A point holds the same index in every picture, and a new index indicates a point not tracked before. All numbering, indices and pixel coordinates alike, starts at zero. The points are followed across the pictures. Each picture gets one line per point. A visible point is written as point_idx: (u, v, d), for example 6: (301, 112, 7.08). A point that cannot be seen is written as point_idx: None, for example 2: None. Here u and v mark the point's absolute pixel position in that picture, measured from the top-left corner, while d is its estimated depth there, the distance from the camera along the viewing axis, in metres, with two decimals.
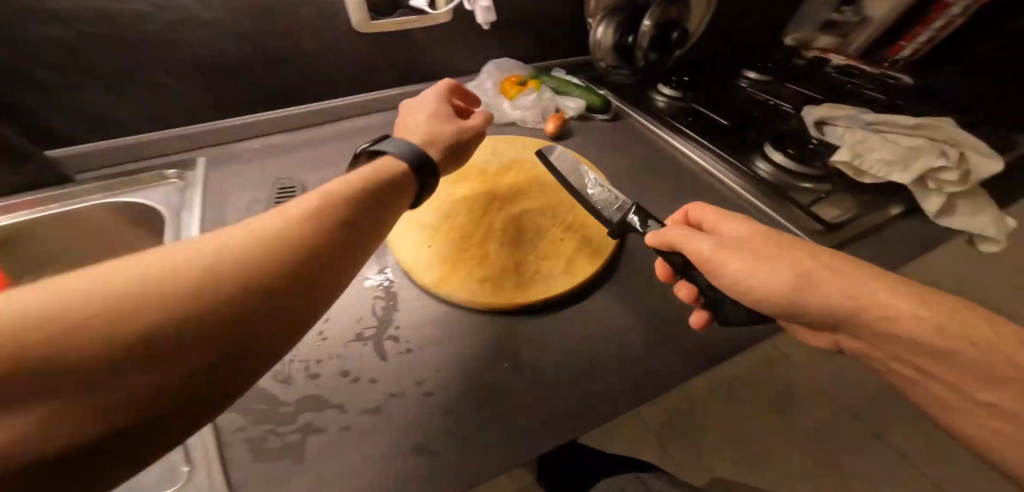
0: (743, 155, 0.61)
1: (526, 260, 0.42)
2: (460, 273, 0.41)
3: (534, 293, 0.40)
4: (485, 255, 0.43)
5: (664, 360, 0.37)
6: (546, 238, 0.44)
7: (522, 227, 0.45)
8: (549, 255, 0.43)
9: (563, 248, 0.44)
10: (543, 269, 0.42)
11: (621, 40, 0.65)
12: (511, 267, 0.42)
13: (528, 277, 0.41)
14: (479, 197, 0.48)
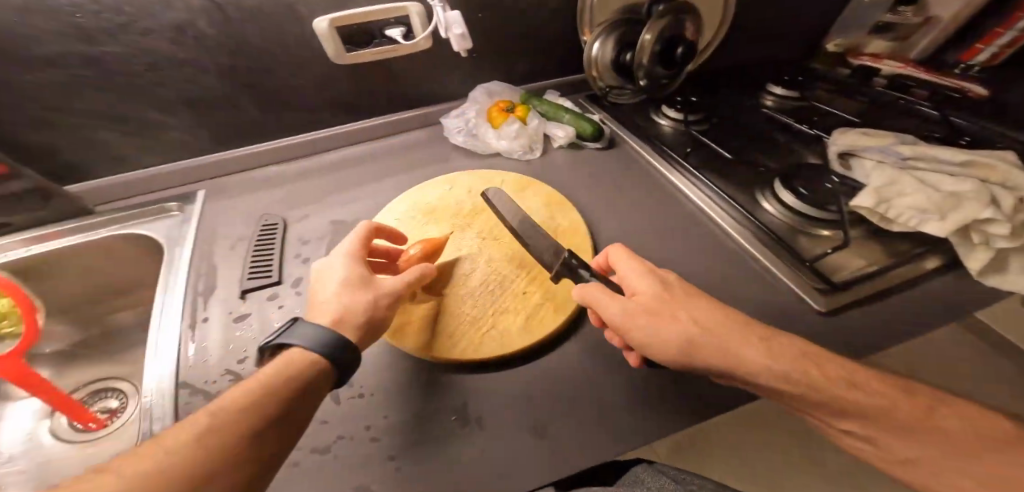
0: (749, 192, 0.55)
1: (484, 315, 0.41)
2: (415, 327, 0.41)
3: (484, 353, 0.38)
4: (442, 310, 0.42)
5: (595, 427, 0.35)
6: (508, 290, 0.43)
7: (486, 277, 0.45)
8: (508, 309, 0.41)
9: (523, 303, 0.42)
10: (498, 326, 0.40)
11: (619, 57, 0.61)
12: (466, 325, 0.40)
13: (480, 333, 0.40)
14: (449, 241, 0.48)
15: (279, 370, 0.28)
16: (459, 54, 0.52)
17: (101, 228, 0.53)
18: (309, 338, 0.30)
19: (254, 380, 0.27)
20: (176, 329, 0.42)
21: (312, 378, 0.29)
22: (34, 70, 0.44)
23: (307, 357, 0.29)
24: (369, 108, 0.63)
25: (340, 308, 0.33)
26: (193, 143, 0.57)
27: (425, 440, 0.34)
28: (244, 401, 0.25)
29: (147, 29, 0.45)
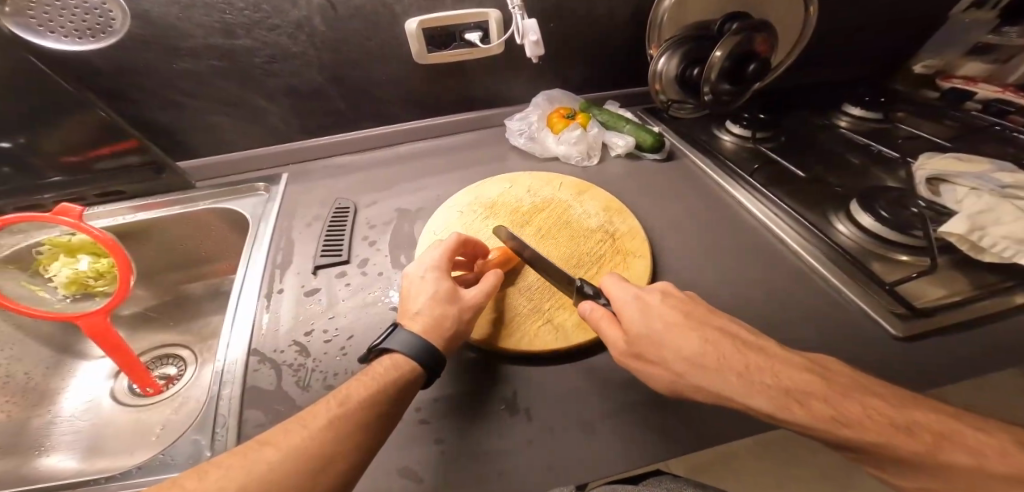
0: (818, 212, 0.52)
1: (542, 309, 0.42)
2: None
3: (540, 344, 0.39)
4: (499, 301, 0.43)
5: (646, 427, 0.34)
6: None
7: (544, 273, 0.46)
8: (564, 305, 0.42)
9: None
10: (554, 320, 0.41)
11: (684, 72, 0.60)
12: (522, 316, 0.41)
13: (537, 325, 0.40)
14: (510, 236, 0.49)
15: (386, 373, 0.32)
16: (532, 59, 0.54)
17: (195, 202, 0.59)
18: (408, 346, 0.33)
19: (367, 379, 0.31)
20: (254, 299, 0.46)
21: (410, 382, 0.32)
22: (178, 58, 0.52)
23: (405, 364, 0.33)
24: (437, 106, 0.67)
25: (431, 319, 0.36)
26: (282, 130, 0.63)
27: (474, 419, 0.35)
28: (361, 399, 0.29)
29: (275, 25, 0.52)
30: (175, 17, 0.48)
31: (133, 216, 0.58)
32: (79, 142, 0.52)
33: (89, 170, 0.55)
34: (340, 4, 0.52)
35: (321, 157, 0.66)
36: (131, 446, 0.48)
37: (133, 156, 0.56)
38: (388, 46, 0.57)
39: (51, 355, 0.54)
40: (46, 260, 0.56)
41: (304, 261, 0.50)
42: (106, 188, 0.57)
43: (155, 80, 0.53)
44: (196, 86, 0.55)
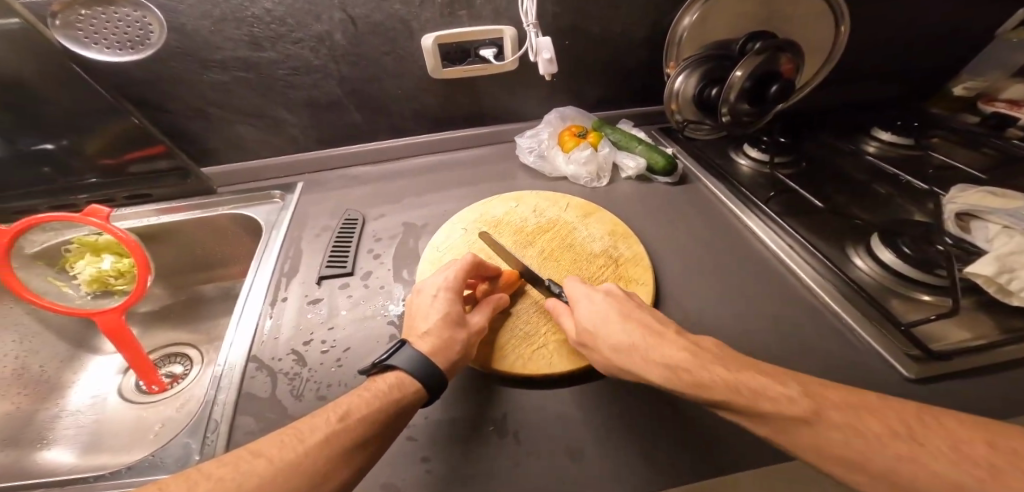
0: (835, 244, 0.50)
1: (539, 332, 0.42)
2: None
3: (535, 367, 0.38)
4: (496, 322, 0.43)
5: (639, 463, 0.32)
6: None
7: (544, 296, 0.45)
8: (563, 329, 0.41)
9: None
10: (550, 344, 0.40)
11: (702, 92, 0.59)
12: (518, 339, 0.41)
13: (533, 348, 0.40)
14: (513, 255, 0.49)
15: (387, 391, 0.32)
16: (545, 77, 0.53)
17: (213, 207, 0.62)
18: (413, 366, 0.33)
19: (372, 395, 0.31)
20: (258, 305, 0.47)
21: (409, 404, 0.32)
22: (207, 69, 0.54)
23: (409, 384, 0.33)
24: (451, 121, 0.68)
25: (439, 340, 0.36)
26: (300, 139, 0.65)
27: (461, 441, 0.35)
28: (361, 419, 0.29)
29: (299, 39, 0.53)
30: (208, 30, 0.51)
31: (157, 219, 0.60)
32: (118, 148, 0.56)
33: (129, 174, 0.59)
34: (361, 20, 0.53)
35: (335, 167, 0.68)
36: (130, 443, 0.49)
37: (164, 161, 0.58)
38: (407, 61, 0.58)
39: (67, 349, 0.58)
40: (74, 258, 0.60)
41: (310, 271, 0.51)
42: (137, 190, 0.60)
43: (185, 89, 0.55)
44: (221, 96, 0.57)
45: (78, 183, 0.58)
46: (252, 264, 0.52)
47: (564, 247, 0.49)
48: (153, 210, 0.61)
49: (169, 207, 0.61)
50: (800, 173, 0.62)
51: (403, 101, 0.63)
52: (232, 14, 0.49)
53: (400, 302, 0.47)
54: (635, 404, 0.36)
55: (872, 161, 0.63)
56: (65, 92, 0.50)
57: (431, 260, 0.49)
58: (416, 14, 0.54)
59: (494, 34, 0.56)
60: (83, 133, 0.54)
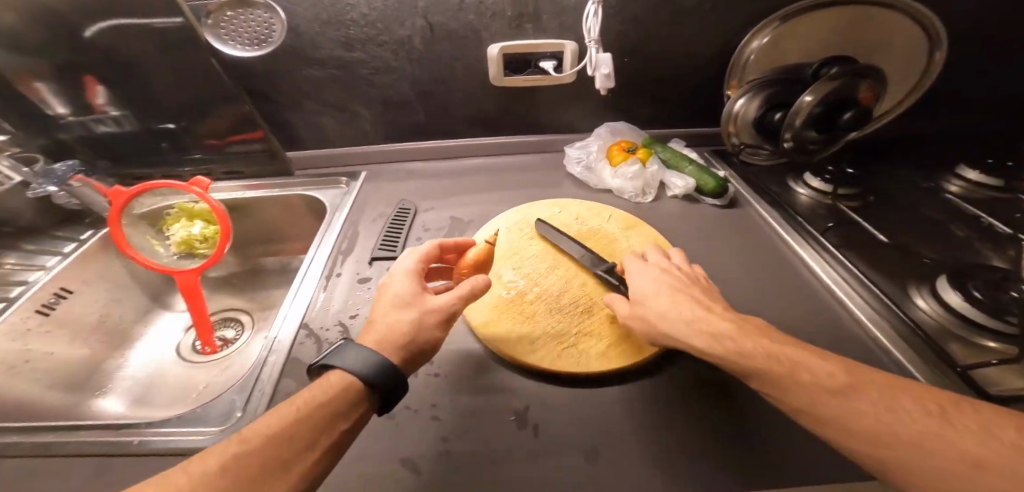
0: (896, 283, 0.46)
1: (567, 332, 0.43)
2: (504, 326, 0.44)
3: (560, 366, 0.39)
4: (530, 316, 0.44)
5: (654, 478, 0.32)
6: (594, 318, 0.44)
7: (576, 300, 0.46)
8: (592, 333, 0.42)
9: (609, 331, 0.42)
10: (579, 345, 0.41)
11: (765, 115, 0.57)
12: (548, 336, 0.42)
13: (561, 347, 0.41)
14: (550, 260, 0.51)
15: (309, 400, 0.28)
16: (601, 92, 0.55)
17: (286, 188, 0.70)
18: (354, 364, 0.30)
19: (302, 404, 0.27)
20: (315, 278, 0.52)
21: (349, 410, 0.29)
22: (307, 65, 0.62)
23: (353, 384, 0.30)
24: (504, 128, 0.72)
25: (390, 325, 0.33)
26: (368, 133, 0.72)
27: (477, 427, 0.36)
28: (288, 428, 0.26)
29: (384, 41, 0.60)
30: (315, 31, 0.58)
31: (241, 194, 0.69)
32: (225, 130, 0.65)
33: (228, 153, 0.68)
34: (439, 28, 0.58)
35: (394, 161, 0.74)
36: (175, 400, 0.56)
37: (258, 143, 0.67)
38: (475, 68, 0.63)
39: (147, 303, 0.70)
40: (172, 221, 0.70)
41: (362, 253, 0.56)
42: (232, 168, 0.70)
43: (284, 81, 0.64)
44: (311, 89, 0.65)
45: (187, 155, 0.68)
46: (316, 240, 0.59)
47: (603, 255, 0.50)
48: (242, 186, 0.70)
49: (253, 184, 0.70)
50: (869, 206, 0.58)
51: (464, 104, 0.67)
52: (334, 18, 0.56)
53: None
54: (655, 418, 0.36)
55: (954, 201, 0.58)
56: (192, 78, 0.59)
57: None
58: (491, 24, 0.58)
59: (557, 48, 0.59)
60: (198, 114, 0.63)
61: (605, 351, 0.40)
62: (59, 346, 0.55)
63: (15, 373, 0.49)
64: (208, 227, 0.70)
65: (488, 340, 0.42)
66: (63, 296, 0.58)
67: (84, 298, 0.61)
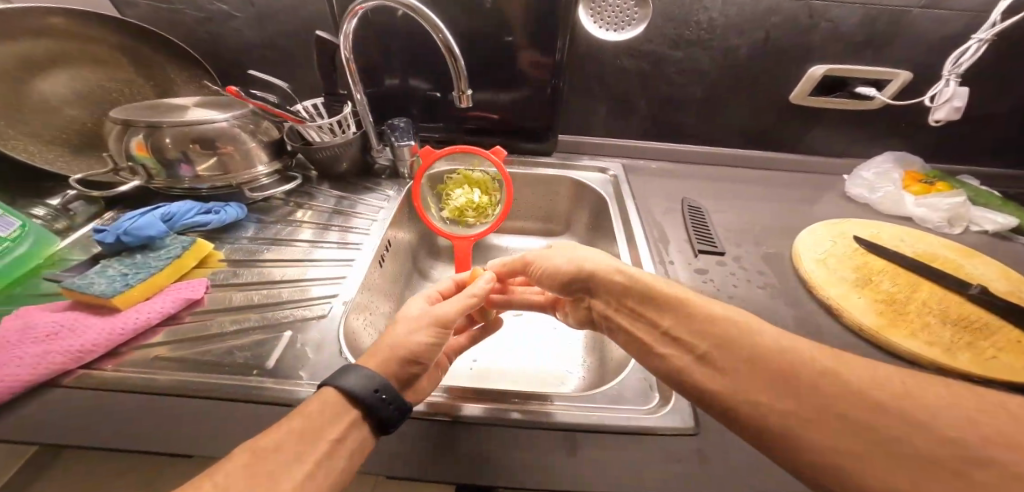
0: None
1: (978, 345, 0.44)
2: (904, 332, 0.46)
3: (993, 374, 0.41)
4: (924, 321, 0.47)
5: None
6: (998, 335, 0.45)
7: (964, 316, 0.47)
8: (1005, 348, 0.44)
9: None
10: (1000, 357, 0.43)
11: None
12: (961, 345, 0.44)
13: (983, 356, 0.43)
14: (903, 276, 0.52)
15: (312, 412, 0.32)
16: (937, 120, 0.64)
17: (560, 173, 0.78)
18: (345, 384, 0.33)
19: (294, 419, 0.31)
20: (652, 258, 0.57)
21: (335, 417, 0.32)
22: (631, 56, 0.69)
23: (333, 399, 0.33)
24: (762, 142, 0.79)
25: (393, 338, 0.39)
26: (629, 128, 0.79)
27: None
28: (281, 435, 0.30)
29: (712, 44, 0.66)
30: (660, 25, 0.65)
31: (521, 173, 0.78)
32: (524, 108, 0.75)
33: (516, 130, 0.78)
34: (773, 42, 0.65)
35: (645, 158, 0.82)
36: (458, 371, 0.65)
37: (548, 123, 0.76)
38: (777, 78, 0.69)
39: (413, 270, 0.78)
40: (452, 183, 0.75)
41: (678, 240, 0.62)
42: (513, 144, 0.79)
43: (600, 69, 0.72)
44: (617, 82, 0.73)
45: (426, 122, 0.79)
46: (629, 223, 0.65)
47: (962, 278, 0.52)
48: (522, 167, 0.79)
49: (530, 166, 0.79)
50: None
51: (743, 112, 0.75)
52: (685, 17, 0.64)
53: (773, 286, 0.54)
54: None
55: None
56: (537, 57, 0.68)
57: (823, 253, 0.56)
58: (821, 43, 0.64)
59: (890, 76, 0.66)
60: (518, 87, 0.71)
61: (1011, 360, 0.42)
62: (382, 304, 0.64)
63: (369, 324, 0.58)
64: (482, 199, 0.73)
65: (899, 344, 0.44)
66: (387, 250, 0.68)
67: (392, 259, 0.70)
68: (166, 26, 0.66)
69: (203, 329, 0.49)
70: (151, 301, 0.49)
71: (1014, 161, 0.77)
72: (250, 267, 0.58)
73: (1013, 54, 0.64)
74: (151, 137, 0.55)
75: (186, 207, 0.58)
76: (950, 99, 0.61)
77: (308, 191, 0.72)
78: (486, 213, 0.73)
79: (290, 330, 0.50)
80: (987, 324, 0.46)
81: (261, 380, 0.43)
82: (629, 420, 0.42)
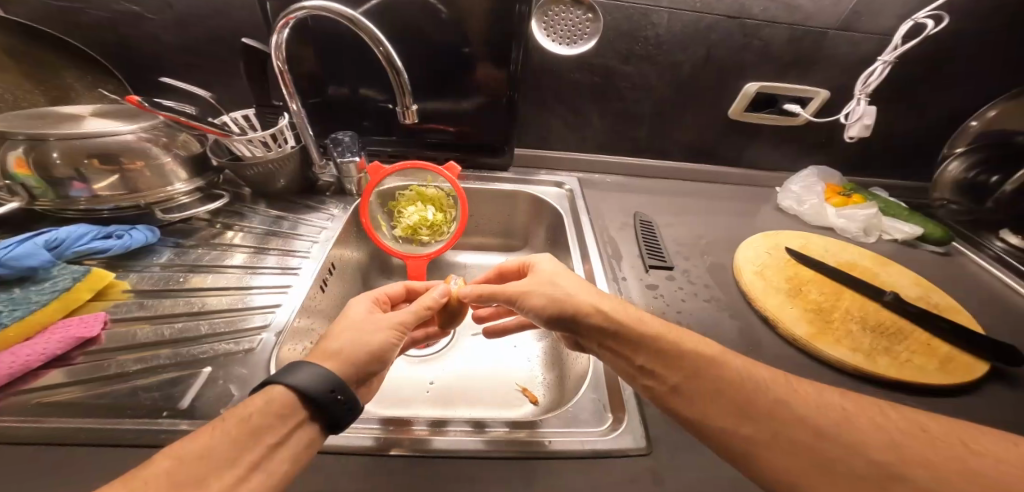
0: None
1: (893, 349, 0.48)
2: (830, 339, 0.49)
3: (906, 376, 0.45)
4: (850, 328, 0.50)
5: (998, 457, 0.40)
6: (909, 338, 0.50)
7: (880, 322, 0.51)
8: (917, 351, 0.48)
9: (932, 352, 0.48)
10: (913, 360, 0.47)
11: (970, 177, 0.71)
12: (879, 350, 0.48)
13: (899, 360, 0.47)
14: (829, 284, 0.56)
15: (267, 406, 0.31)
16: (852, 137, 0.69)
17: (517, 187, 0.77)
18: (289, 378, 0.32)
19: (229, 420, 0.29)
20: (604, 273, 0.58)
21: (279, 422, 0.31)
22: (582, 69, 0.70)
23: (283, 397, 0.32)
24: (705, 155, 0.83)
25: (353, 338, 0.38)
26: (585, 141, 0.80)
27: None
28: (211, 440, 0.28)
29: (659, 61, 0.69)
30: (609, 40, 0.66)
31: (477, 187, 0.76)
32: (478, 123, 0.73)
33: (471, 144, 0.76)
34: (715, 59, 0.68)
35: (600, 172, 0.83)
36: (413, 396, 0.61)
37: (504, 138, 0.76)
38: (718, 94, 0.73)
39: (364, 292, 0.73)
40: (404, 200, 0.71)
41: (629, 254, 0.62)
42: (469, 158, 0.77)
43: (552, 82, 0.72)
44: (569, 96, 0.74)
45: (378, 136, 0.75)
46: (584, 237, 0.65)
47: (878, 285, 0.57)
48: (477, 182, 0.77)
49: (486, 180, 0.77)
50: None
51: (688, 127, 0.78)
52: (633, 32, 0.65)
53: (716, 296, 0.56)
54: (974, 416, 0.44)
55: None
56: (489, 69, 0.67)
57: (761, 265, 0.59)
58: (754, 63, 0.69)
59: (811, 94, 0.72)
60: (471, 99, 0.70)
61: (917, 360, 0.47)
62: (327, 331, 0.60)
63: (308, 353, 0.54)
64: (436, 216, 0.70)
65: (825, 351, 0.47)
66: (331, 272, 0.63)
67: (338, 280, 0.65)
68: (65, 25, 0.58)
69: (98, 369, 0.43)
70: (33, 341, 0.41)
71: (919, 173, 0.86)
72: (163, 296, 0.51)
73: (915, 78, 0.71)
74: (37, 151, 0.47)
75: (79, 233, 0.51)
76: (867, 119, 0.67)
77: (239, 211, 0.65)
78: (440, 230, 0.69)
79: (210, 365, 0.44)
80: (898, 326, 0.51)
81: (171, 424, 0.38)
82: (582, 443, 0.41)
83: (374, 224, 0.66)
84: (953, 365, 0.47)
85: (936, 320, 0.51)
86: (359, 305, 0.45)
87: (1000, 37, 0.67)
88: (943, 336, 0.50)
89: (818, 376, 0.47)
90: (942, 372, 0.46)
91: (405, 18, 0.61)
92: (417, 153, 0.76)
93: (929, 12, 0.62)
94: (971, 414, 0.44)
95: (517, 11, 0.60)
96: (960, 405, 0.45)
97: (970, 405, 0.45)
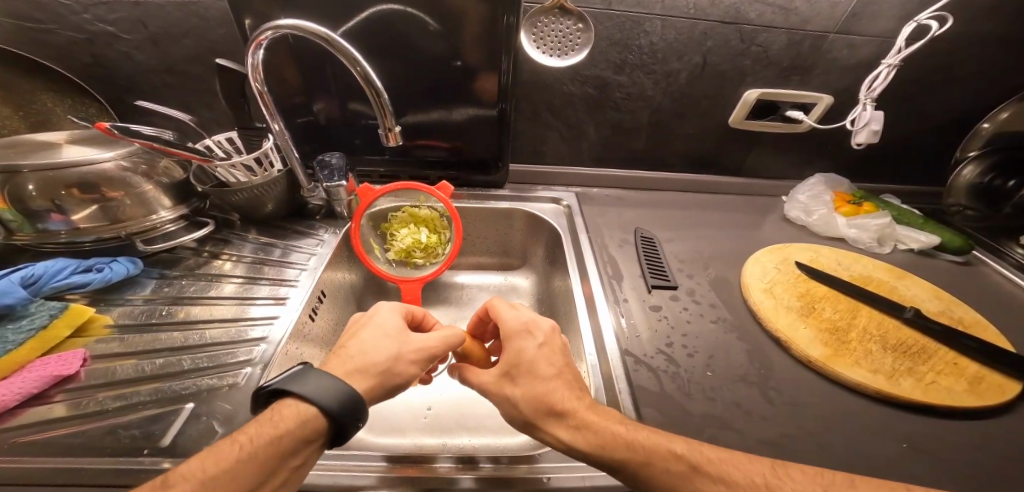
0: None
1: (918, 370, 0.45)
2: (849, 361, 0.46)
3: (935, 399, 0.42)
4: (868, 347, 0.47)
5: None
6: (935, 358, 0.46)
7: (902, 340, 0.48)
8: (944, 371, 0.45)
9: (959, 372, 0.45)
10: (939, 381, 0.44)
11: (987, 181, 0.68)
12: (902, 371, 0.45)
13: (925, 382, 0.44)
14: (843, 301, 0.53)
15: (285, 430, 0.30)
16: (860, 143, 0.66)
17: (514, 203, 0.75)
18: (316, 400, 0.31)
19: (258, 442, 0.29)
20: (604, 294, 0.55)
21: (305, 446, 0.31)
22: (575, 81, 0.68)
23: (310, 418, 0.31)
24: (704, 165, 0.81)
25: (382, 359, 0.36)
26: (582, 155, 0.79)
27: (857, 443, 0.40)
28: (237, 465, 0.28)
29: (653, 70, 0.67)
30: (600, 50, 0.64)
31: (474, 204, 0.74)
32: (473, 141, 0.72)
33: (467, 164, 0.75)
34: (710, 66, 0.66)
35: (599, 185, 0.81)
36: (409, 424, 0.58)
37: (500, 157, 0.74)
38: (713, 103, 0.71)
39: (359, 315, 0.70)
40: (396, 222, 0.69)
41: (629, 275, 0.59)
42: (465, 177, 0.76)
43: (545, 96, 0.70)
44: (563, 109, 0.72)
45: (371, 155, 0.74)
46: (584, 256, 0.62)
47: (896, 300, 0.53)
48: (473, 201, 0.75)
49: (482, 198, 0.75)
50: None
51: (685, 137, 0.76)
52: (624, 41, 0.63)
53: (723, 316, 0.53)
54: (1009, 440, 0.40)
55: None
56: (480, 83, 0.65)
57: (769, 281, 0.57)
58: (751, 71, 0.67)
59: (813, 100, 0.70)
60: (462, 114, 0.68)
61: (946, 383, 0.44)
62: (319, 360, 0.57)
63: None
64: (430, 238, 0.68)
65: (842, 374, 0.44)
66: (321, 299, 0.60)
67: (331, 305, 0.63)
68: (45, 50, 0.58)
69: (75, 407, 0.40)
70: (8, 381, 0.39)
71: (931, 176, 0.83)
72: (145, 329, 0.49)
73: (923, 79, 0.69)
74: (10, 183, 0.46)
75: (58, 267, 0.49)
76: (876, 125, 0.64)
77: (227, 238, 0.64)
78: (434, 252, 0.67)
79: (192, 401, 0.41)
80: (922, 345, 0.48)
81: (144, 465, 0.35)
82: (584, 479, 0.38)
83: (365, 247, 0.64)
84: (985, 386, 0.43)
85: (963, 335, 0.48)
86: (391, 313, 0.40)
87: (1010, 36, 0.64)
88: (971, 353, 0.46)
89: (839, 403, 0.43)
90: (975, 395, 0.42)
91: (390, 36, 0.59)
92: (410, 171, 0.75)
93: (933, 12, 0.60)
94: (1008, 439, 0.41)
95: (505, 22, 0.58)
96: (995, 429, 0.41)
97: (1005, 430, 0.41)
